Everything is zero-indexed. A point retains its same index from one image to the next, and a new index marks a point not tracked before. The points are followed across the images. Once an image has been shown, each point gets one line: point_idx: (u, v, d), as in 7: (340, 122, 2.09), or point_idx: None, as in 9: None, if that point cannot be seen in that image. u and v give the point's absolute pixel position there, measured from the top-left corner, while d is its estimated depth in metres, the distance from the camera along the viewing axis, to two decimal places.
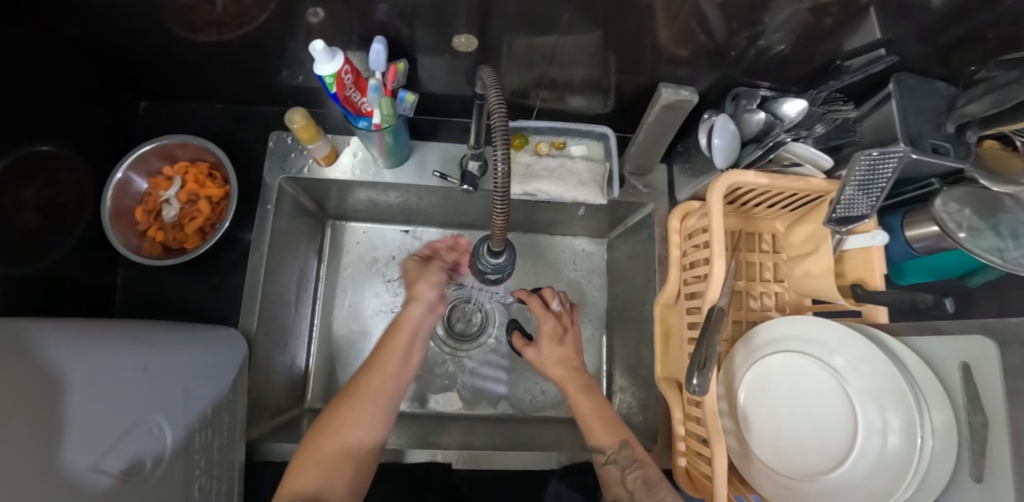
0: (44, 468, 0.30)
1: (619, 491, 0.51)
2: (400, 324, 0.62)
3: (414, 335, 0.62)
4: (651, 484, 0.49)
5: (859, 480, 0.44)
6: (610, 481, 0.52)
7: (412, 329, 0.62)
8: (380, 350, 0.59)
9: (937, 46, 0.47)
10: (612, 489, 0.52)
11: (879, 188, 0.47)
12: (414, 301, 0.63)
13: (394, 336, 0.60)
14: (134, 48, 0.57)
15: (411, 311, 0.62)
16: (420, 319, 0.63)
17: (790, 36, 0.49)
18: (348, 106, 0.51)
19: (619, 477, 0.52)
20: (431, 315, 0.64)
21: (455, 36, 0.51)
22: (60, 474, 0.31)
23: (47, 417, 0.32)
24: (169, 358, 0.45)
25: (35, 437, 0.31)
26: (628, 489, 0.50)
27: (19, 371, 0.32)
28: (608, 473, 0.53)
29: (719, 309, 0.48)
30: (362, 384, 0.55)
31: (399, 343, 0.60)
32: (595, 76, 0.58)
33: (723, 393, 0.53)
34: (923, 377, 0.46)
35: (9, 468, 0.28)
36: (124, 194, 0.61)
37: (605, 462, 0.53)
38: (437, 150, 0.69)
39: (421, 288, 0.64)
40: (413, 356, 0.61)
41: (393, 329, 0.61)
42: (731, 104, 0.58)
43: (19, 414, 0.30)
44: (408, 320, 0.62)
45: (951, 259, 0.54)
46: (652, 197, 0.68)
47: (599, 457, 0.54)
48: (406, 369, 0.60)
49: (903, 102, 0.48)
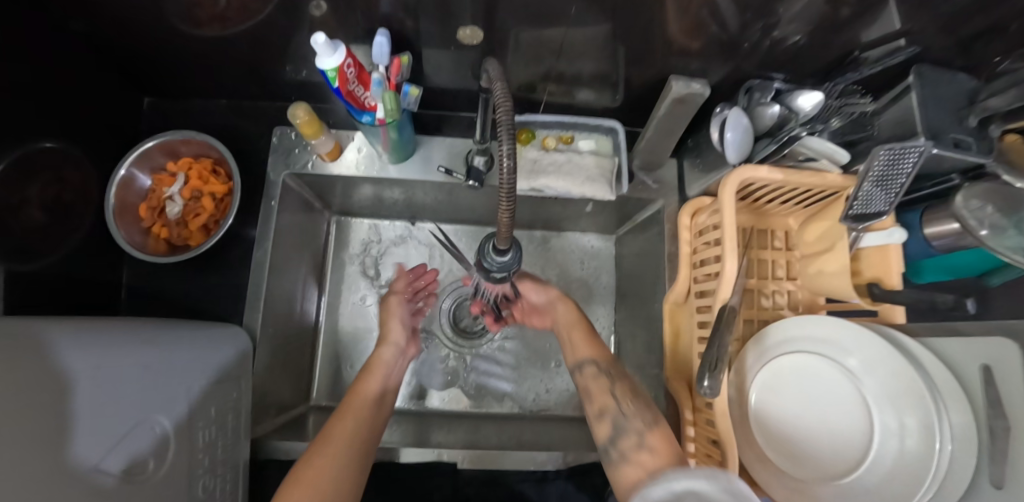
0: (43, 470, 0.30)
1: (605, 400, 0.53)
2: (372, 366, 0.61)
3: (387, 377, 0.61)
4: (638, 399, 0.52)
5: (873, 484, 0.43)
6: (597, 392, 0.54)
7: (386, 368, 0.62)
8: (351, 394, 0.56)
9: (962, 36, 0.45)
10: (597, 400, 0.54)
11: (898, 183, 0.46)
12: (383, 344, 0.64)
13: (366, 380, 0.59)
14: (137, 44, 0.56)
15: (382, 354, 0.63)
16: (391, 361, 0.63)
17: (807, 27, 0.47)
18: (351, 100, 0.50)
19: (607, 387, 0.54)
20: (401, 360, 0.65)
21: (460, 29, 0.50)
22: (57, 469, 0.31)
23: (44, 419, 0.32)
24: (172, 357, 0.44)
25: (35, 438, 0.30)
26: (614, 398, 0.53)
27: (19, 372, 0.31)
28: (596, 383, 0.55)
29: (731, 308, 0.47)
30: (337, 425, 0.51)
31: (372, 385, 0.58)
32: (604, 69, 0.57)
33: (734, 396, 0.51)
34: (941, 377, 0.44)
35: (8, 461, 0.28)
36: (127, 190, 0.60)
37: (595, 375, 0.56)
38: (442, 145, 0.67)
39: (391, 331, 0.66)
40: (386, 404, 0.59)
41: (364, 369, 0.61)
42: (744, 98, 0.57)
43: (19, 413, 0.30)
44: (380, 360, 0.62)
45: (970, 258, 0.52)
46: (662, 193, 0.67)
47: (588, 370, 0.57)
48: (380, 410, 0.57)
49: (924, 94, 0.46)
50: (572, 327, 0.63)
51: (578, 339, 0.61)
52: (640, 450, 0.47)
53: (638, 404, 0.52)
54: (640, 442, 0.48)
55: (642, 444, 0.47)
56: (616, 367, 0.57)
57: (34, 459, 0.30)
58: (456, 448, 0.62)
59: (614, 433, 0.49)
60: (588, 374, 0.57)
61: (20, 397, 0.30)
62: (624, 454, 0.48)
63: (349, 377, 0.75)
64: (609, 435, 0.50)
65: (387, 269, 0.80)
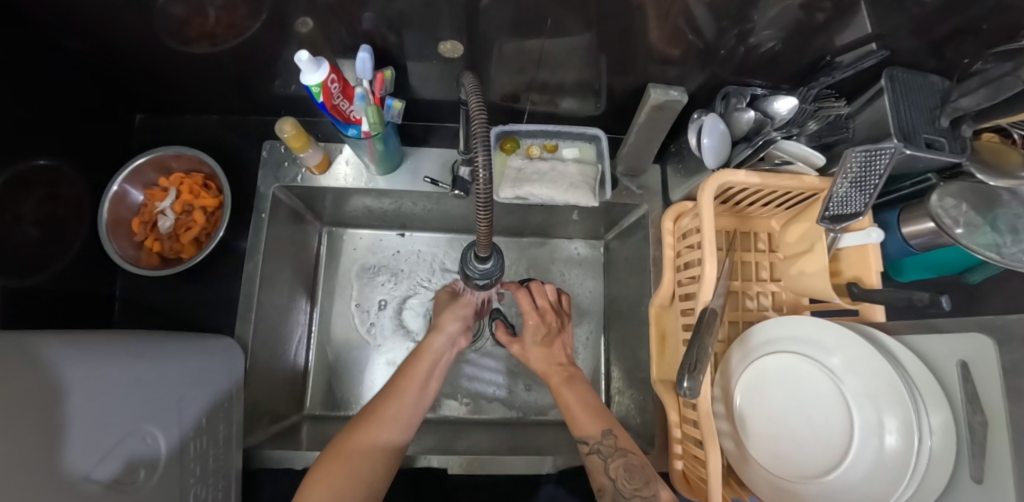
0: (44, 477, 0.31)
1: (603, 479, 0.49)
2: (422, 353, 0.60)
3: (434, 365, 0.60)
4: (634, 470, 0.48)
5: (857, 482, 0.43)
6: (594, 470, 0.50)
7: (432, 359, 0.60)
8: (399, 378, 0.57)
9: (930, 39, 0.46)
10: (596, 480, 0.50)
11: (872, 184, 0.47)
12: (436, 331, 0.62)
13: (415, 364, 0.59)
14: (128, 61, 0.57)
15: (433, 341, 0.62)
16: (441, 350, 0.62)
17: (780, 33, 0.49)
18: (336, 114, 0.52)
19: (601, 466, 0.49)
20: (451, 350, 0.63)
21: (440, 42, 0.51)
22: (60, 478, 0.32)
23: (44, 423, 0.32)
24: (166, 368, 0.45)
25: (34, 445, 0.31)
26: (610, 478, 0.48)
27: (22, 378, 0.32)
28: (590, 462, 0.51)
29: (711, 310, 0.48)
30: (379, 409, 0.52)
31: (419, 373, 0.58)
32: (587, 77, 0.58)
33: (719, 395, 0.53)
34: (921, 376, 0.45)
35: (11, 470, 0.29)
36: (120, 204, 0.62)
37: (588, 454, 0.51)
38: (431, 156, 0.69)
39: (446, 320, 0.64)
40: (429, 390, 0.58)
41: (414, 357, 0.60)
42: (721, 104, 0.58)
43: (20, 419, 0.30)
44: (429, 349, 0.61)
45: (949, 256, 0.53)
46: (646, 198, 0.68)
47: (582, 448, 0.52)
48: (423, 401, 0.56)
49: (896, 97, 0.48)
50: (579, 399, 0.56)
51: (577, 409, 0.55)
52: None
53: (636, 477, 0.47)
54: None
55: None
56: (631, 446, 0.50)
57: (36, 468, 0.31)
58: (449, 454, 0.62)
59: None
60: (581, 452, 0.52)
61: (23, 404, 0.31)
62: None
63: (342, 386, 0.76)
64: None
65: (380, 279, 0.80)
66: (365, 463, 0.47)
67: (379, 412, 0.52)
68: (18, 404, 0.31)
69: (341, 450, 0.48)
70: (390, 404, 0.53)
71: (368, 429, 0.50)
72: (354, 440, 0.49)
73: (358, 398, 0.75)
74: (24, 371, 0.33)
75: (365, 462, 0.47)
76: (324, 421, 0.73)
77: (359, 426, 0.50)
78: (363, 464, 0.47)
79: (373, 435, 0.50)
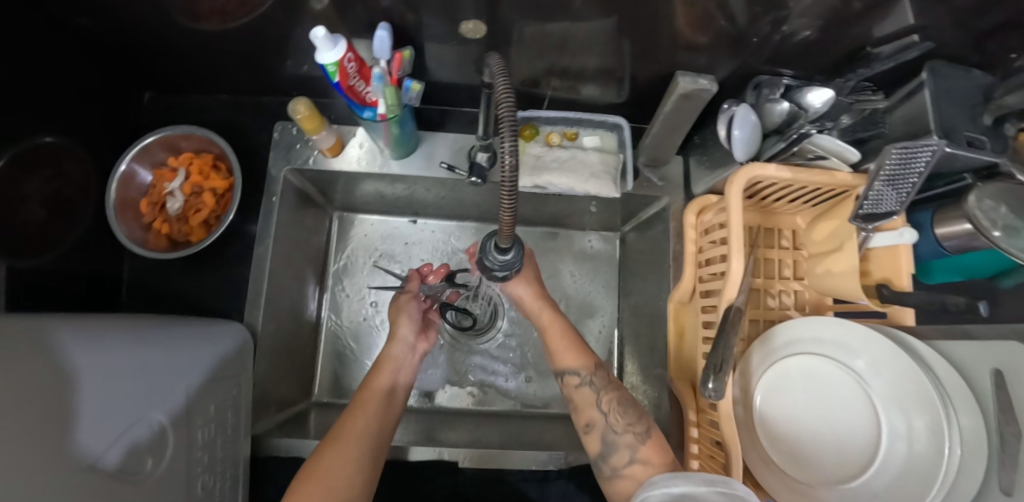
0: (48, 458, 0.31)
1: (592, 413, 0.51)
2: (381, 364, 0.58)
3: (395, 374, 0.58)
4: (627, 406, 0.51)
5: (882, 488, 0.42)
6: (584, 404, 0.52)
7: (394, 367, 0.58)
8: (362, 390, 0.54)
9: (976, 31, 0.44)
10: (585, 413, 0.52)
11: (909, 184, 0.45)
12: (391, 341, 0.60)
13: (375, 374, 0.57)
14: (133, 36, 0.55)
15: (392, 351, 0.60)
16: (401, 357, 0.60)
17: (816, 21, 0.46)
18: (353, 95, 0.50)
19: (594, 398, 0.52)
20: (412, 356, 0.61)
21: (462, 22, 0.49)
22: (66, 458, 0.32)
23: (50, 409, 0.33)
24: (172, 356, 0.44)
25: (38, 427, 0.31)
26: (601, 411, 0.51)
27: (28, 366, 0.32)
28: (581, 395, 0.53)
29: (737, 309, 0.46)
30: (346, 425, 0.49)
31: (382, 380, 0.56)
32: (609, 63, 0.55)
33: (739, 397, 0.51)
34: (950, 381, 0.43)
35: (10, 451, 0.28)
36: (128, 185, 0.60)
37: (579, 386, 0.53)
38: (445, 140, 0.67)
39: (400, 326, 0.62)
40: (395, 400, 0.56)
41: (374, 370, 0.57)
42: (753, 93, 0.55)
43: (21, 401, 0.31)
44: (390, 358, 0.59)
45: (983, 260, 0.51)
46: (667, 190, 0.66)
47: (571, 380, 0.54)
48: (390, 408, 0.54)
49: (937, 92, 0.45)
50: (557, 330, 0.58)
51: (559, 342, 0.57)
52: (632, 464, 0.46)
53: (627, 412, 0.50)
54: (631, 456, 0.47)
55: (634, 457, 0.46)
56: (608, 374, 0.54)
57: (38, 451, 0.30)
58: (458, 447, 0.60)
59: (605, 450, 0.48)
60: (571, 384, 0.54)
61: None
62: (615, 470, 0.47)
63: (350, 374, 0.75)
64: (600, 450, 0.49)
65: (389, 267, 0.79)
66: (343, 480, 0.44)
67: (342, 430, 0.49)
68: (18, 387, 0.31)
69: (312, 472, 0.44)
70: (359, 415, 0.51)
71: (337, 446, 0.47)
72: (324, 461, 0.45)
73: None
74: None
75: (343, 480, 0.44)
76: (332, 410, 0.73)
77: (327, 447, 0.47)
78: (341, 481, 0.44)
79: (346, 453, 0.46)
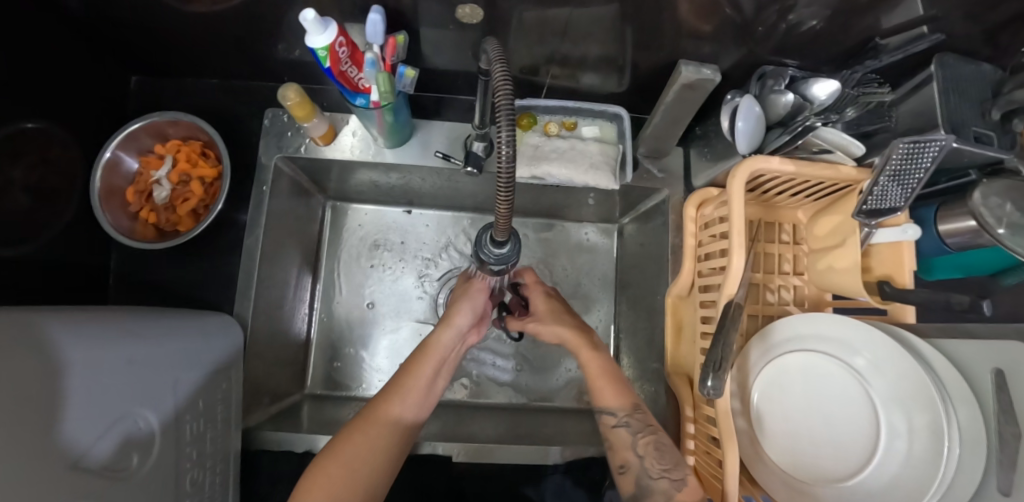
0: (42, 450, 0.30)
1: (627, 454, 0.49)
2: (428, 347, 0.55)
3: (442, 363, 0.55)
4: (664, 450, 0.48)
5: (878, 487, 0.42)
6: (619, 445, 0.50)
7: (442, 355, 0.55)
8: (403, 372, 0.52)
9: (987, 23, 0.43)
10: (620, 454, 0.49)
11: (914, 178, 0.43)
12: (445, 324, 0.56)
13: (422, 361, 0.53)
14: (118, 16, 0.53)
15: (443, 336, 0.56)
16: (449, 345, 0.56)
17: (825, 10, 0.45)
18: (344, 81, 0.49)
19: (630, 441, 0.49)
20: (459, 345, 0.58)
21: (459, 6, 0.47)
22: (59, 450, 0.31)
23: (44, 398, 0.31)
24: (159, 348, 0.43)
25: (30, 418, 0.30)
26: (638, 454, 0.48)
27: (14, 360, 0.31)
28: (616, 436, 0.50)
29: (737, 304, 0.46)
30: (380, 407, 0.49)
31: (427, 367, 0.53)
32: (611, 51, 0.54)
33: (735, 391, 0.50)
34: (951, 378, 0.42)
35: (8, 445, 0.27)
36: (114, 173, 0.59)
37: (615, 426, 0.51)
38: (441, 128, 0.65)
39: (460, 312, 0.57)
40: (436, 385, 0.54)
41: (421, 352, 0.54)
42: (756, 84, 0.54)
43: (18, 393, 0.29)
44: (440, 344, 0.55)
45: (984, 258, 0.51)
46: (667, 183, 0.65)
47: (609, 420, 0.52)
48: (428, 399, 0.53)
49: (945, 85, 0.44)
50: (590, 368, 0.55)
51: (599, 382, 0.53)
52: None
53: (665, 457, 0.47)
54: None
55: None
56: (648, 414, 0.51)
57: (35, 444, 0.29)
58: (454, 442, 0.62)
59: (638, 493, 0.46)
60: (607, 424, 0.51)
61: (15, 390, 0.29)
62: None
63: (344, 366, 0.74)
64: (634, 491, 0.47)
65: (382, 259, 0.78)
66: (360, 465, 0.44)
67: (377, 412, 0.48)
68: (11, 374, 0.29)
69: (334, 453, 0.44)
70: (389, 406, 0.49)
71: (362, 430, 0.47)
72: (351, 443, 0.45)
73: (360, 379, 0.73)
74: (15, 353, 0.31)
75: (363, 466, 0.44)
76: (325, 402, 0.72)
77: (353, 428, 0.47)
78: (360, 466, 0.44)
79: (364, 435, 0.46)
